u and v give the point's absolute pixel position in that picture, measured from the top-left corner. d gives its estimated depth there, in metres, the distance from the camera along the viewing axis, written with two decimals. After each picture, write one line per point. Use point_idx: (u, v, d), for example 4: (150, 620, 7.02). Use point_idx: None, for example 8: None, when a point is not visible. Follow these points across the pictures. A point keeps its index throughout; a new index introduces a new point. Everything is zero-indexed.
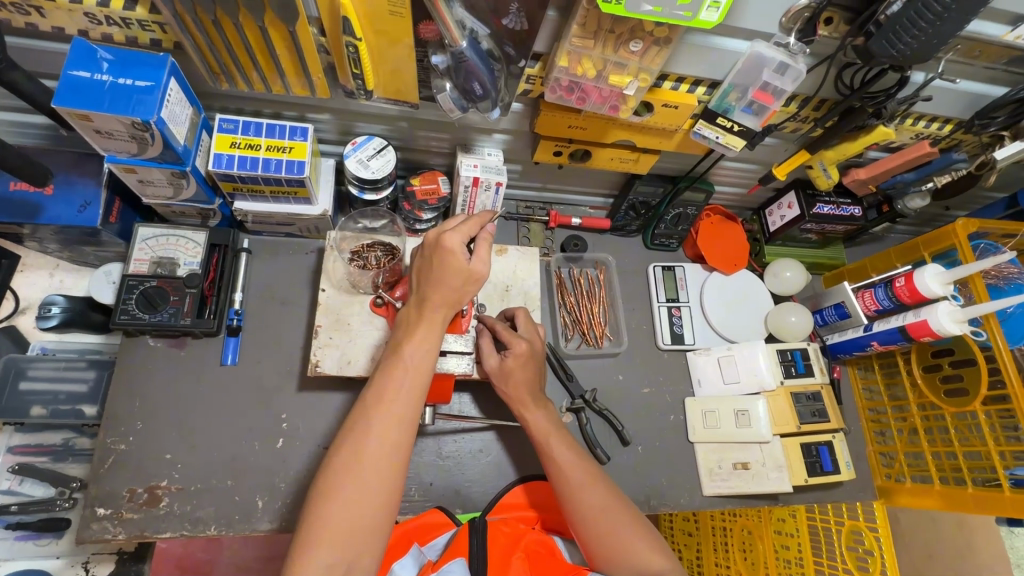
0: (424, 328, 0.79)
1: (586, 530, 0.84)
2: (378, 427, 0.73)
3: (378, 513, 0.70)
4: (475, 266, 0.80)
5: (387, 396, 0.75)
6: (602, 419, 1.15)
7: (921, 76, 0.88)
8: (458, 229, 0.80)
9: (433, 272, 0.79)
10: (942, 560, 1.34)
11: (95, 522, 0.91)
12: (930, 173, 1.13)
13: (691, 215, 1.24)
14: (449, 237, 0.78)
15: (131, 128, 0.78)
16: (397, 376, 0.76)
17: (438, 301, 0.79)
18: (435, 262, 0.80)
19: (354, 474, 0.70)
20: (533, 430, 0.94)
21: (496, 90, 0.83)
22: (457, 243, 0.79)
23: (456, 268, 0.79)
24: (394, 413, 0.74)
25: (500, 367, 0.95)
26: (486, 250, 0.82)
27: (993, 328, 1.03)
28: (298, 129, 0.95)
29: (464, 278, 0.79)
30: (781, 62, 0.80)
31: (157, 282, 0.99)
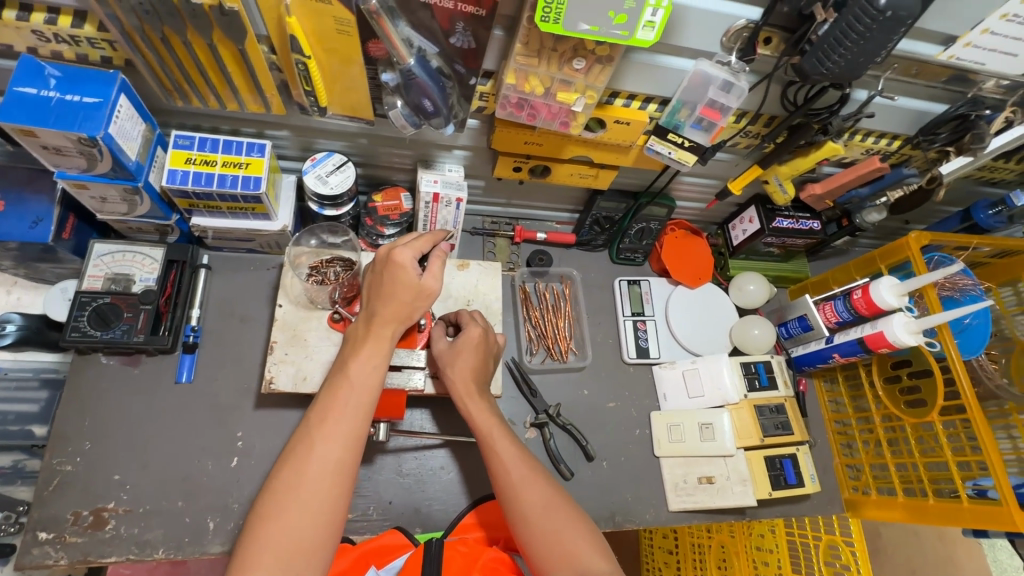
0: (375, 342, 0.79)
1: (523, 530, 0.80)
2: (321, 447, 0.72)
3: (322, 533, 0.69)
4: (429, 282, 0.81)
5: (332, 415, 0.74)
6: (566, 434, 1.14)
7: (863, 94, 0.91)
8: (410, 246, 0.81)
9: (384, 286, 0.80)
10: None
11: (37, 546, 0.88)
12: (884, 187, 1.14)
13: (653, 229, 1.26)
14: (400, 252, 0.79)
15: (78, 144, 0.78)
16: (346, 395, 0.76)
17: (389, 316, 0.80)
18: (384, 276, 0.80)
19: (297, 495, 0.69)
20: (475, 421, 0.89)
21: (447, 106, 0.85)
22: (409, 258, 0.80)
23: (409, 283, 0.79)
24: (341, 431, 0.73)
25: (449, 347, 0.93)
26: (440, 266, 0.82)
27: (946, 339, 1.04)
28: (255, 145, 0.95)
29: (414, 292, 0.80)
30: (724, 80, 0.82)
31: (111, 298, 0.98)
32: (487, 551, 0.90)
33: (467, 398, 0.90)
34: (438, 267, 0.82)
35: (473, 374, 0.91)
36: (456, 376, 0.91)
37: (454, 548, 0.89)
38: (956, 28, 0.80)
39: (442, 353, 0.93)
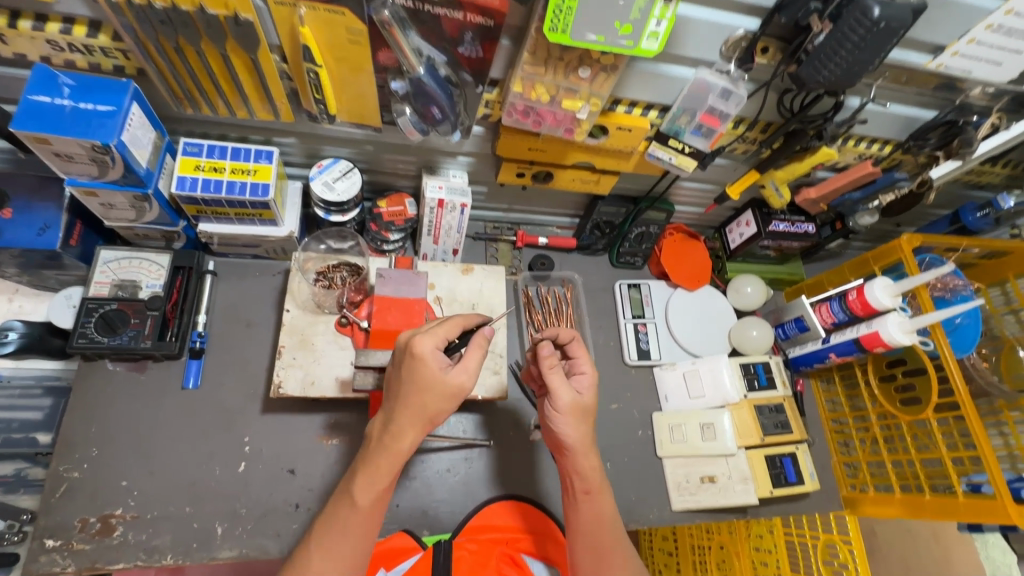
0: (404, 421, 0.75)
1: None
2: (336, 528, 0.75)
3: None
4: (461, 381, 0.76)
5: (369, 478, 0.76)
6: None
7: (856, 100, 0.94)
8: (434, 337, 0.76)
9: (405, 383, 0.75)
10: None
11: (44, 554, 0.88)
12: (876, 191, 1.18)
13: (653, 233, 1.29)
14: (420, 343, 0.74)
15: (91, 152, 0.79)
16: (376, 451, 0.77)
17: (407, 414, 0.75)
18: (406, 368, 0.75)
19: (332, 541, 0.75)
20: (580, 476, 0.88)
21: (455, 113, 0.87)
22: (429, 350, 0.74)
23: (434, 386, 0.74)
24: (374, 488, 0.76)
25: (574, 402, 0.87)
26: (473, 358, 0.77)
27: (939, 337, 1.06)
28: (263, 152, 0.96)
29: (435, 392, 0.74)
30: (724, 88, 0.85)
31: (117, 304, 0.98)
32: (496, 549, 0.97)
33: (585, 458, 0.87)
34: (475, 361, 0.77)
35: (589, 437, 0.88)
36: (575, 435, 0.87)
37: (463, 548, 0.97)
38: (944, 37, 0.83)
39: (569, 410, 0.87)
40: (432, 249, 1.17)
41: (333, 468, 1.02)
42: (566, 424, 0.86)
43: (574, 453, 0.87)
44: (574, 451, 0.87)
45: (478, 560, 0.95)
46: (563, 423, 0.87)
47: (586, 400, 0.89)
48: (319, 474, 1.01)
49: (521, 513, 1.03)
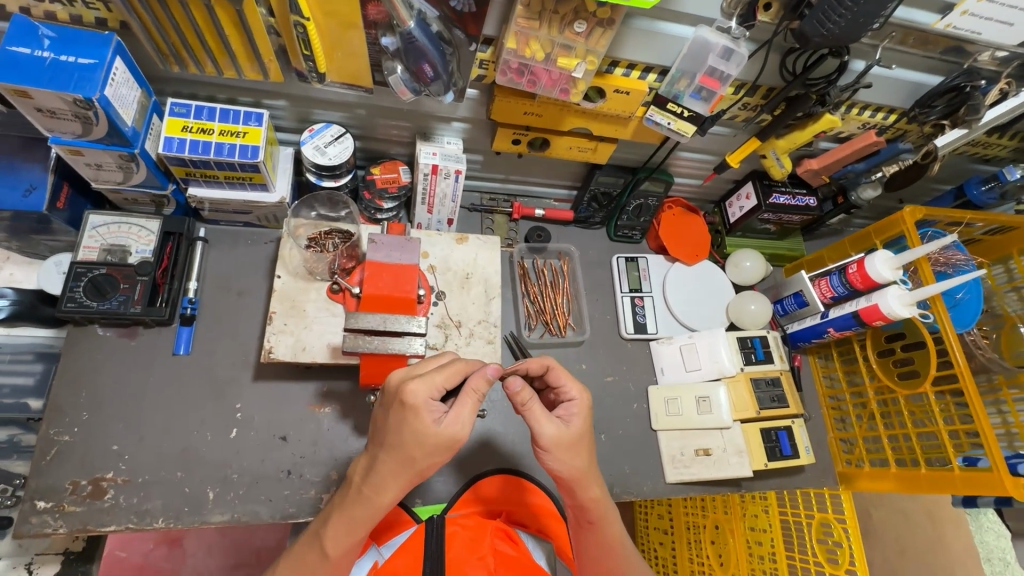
0: (387, 470, 0.74)
1: None
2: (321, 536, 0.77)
3: None
4: (453, 434, 0.74)
5: (347, 525, 0.76)
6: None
7: (861, 64, 0.92)
8: (430, 387, 0.74)
9: (394, 433, 0.74)
10: (914, 556, 1.37)
11: (35, 515, 0.88)
12: (879, 162, 1.16)
13: (651, 205, 1.26)
14: (412, 391, 0.73)
15: (74, 106, 0.77)
16: (352, 502, 0.76)
17: (393, 458, 0.74)
18: (398, 413, 0.74)
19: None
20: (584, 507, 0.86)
21: (448, 73, 0.84)
22: (422, 399, 0.73)
23: (425, 442, 0.73)
24: (352, 536, 0.76)
25: (558, 436, 0.82)
26: (467, 411, 0.75)
27: (940, 311, 1.05)
28: (253, 114, 0.94)
29: (426, 439, 0.73)
30: (725, 47, 0.82)
31: (106, 269, 0.97)
32: (489, 525, 0.95)
33: (587, 488, 0.85)
34: (470, 414, 0.75)
35: (589, 469, 0.85)
36: (571, 470, 0.84)
37: (456, 524, 0.91)
38: None
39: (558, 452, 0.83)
40: (426, 219, 1.15)
41: (325, 435, 1.01)
42: (563, 461, 0.83)
43: (578, 490, 0.85)
44: (573, 485, 0.85)
45: (473, 536, 0.91)
46: (555, 462, 0.83)
47: (575, 428, 0.84)
48: (311, 441, 1.00)
49: (516, 489, 1.06)
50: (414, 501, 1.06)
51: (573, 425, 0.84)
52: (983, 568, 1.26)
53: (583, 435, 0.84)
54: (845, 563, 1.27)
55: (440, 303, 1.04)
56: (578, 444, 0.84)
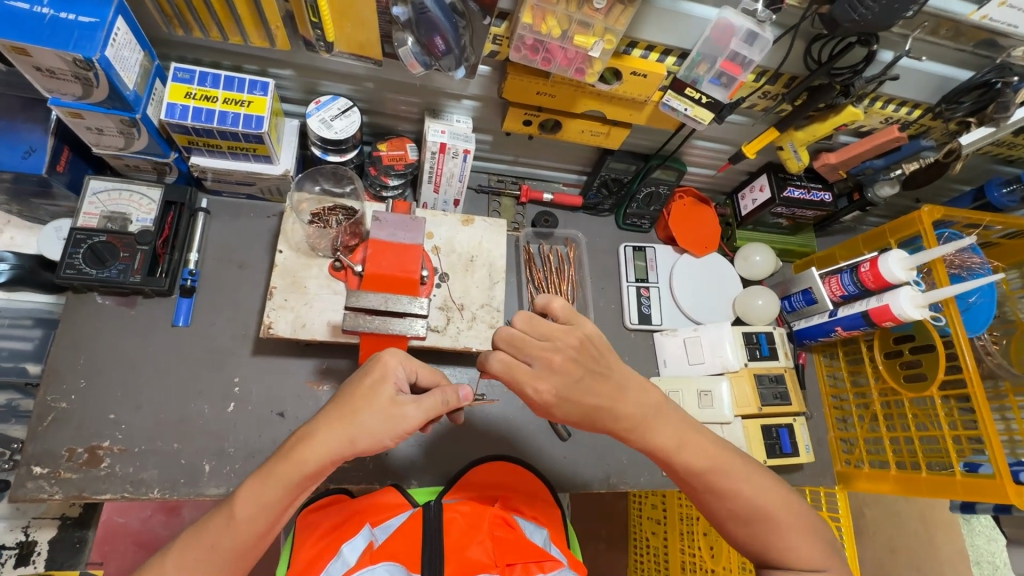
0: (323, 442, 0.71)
1: (759, 531, 0.79)
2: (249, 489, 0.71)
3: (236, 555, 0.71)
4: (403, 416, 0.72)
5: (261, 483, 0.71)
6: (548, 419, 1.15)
7: (889, 55, 0.88)
8: (408, 367, 0.77)
9: (354, 398, 0.73)
10: (905, 555, 1.36)
11: (31, 480, 0.88)
12: (898, 160, 1.12)
13: (663, 194, 1.24)
14: (389, 352, 0.75)
15: (74, 67, 0.75)
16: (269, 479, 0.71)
17: (332, 406, 0.74)
18: (365, 369, 0.75)
19: (208, 546, 0.70)
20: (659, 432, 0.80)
21: (460, 47, 0.81)
22: (393, 364, 0.75)
23: (382, 411, 0.71)
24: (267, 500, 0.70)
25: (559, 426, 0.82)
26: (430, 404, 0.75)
27: (953, 314, 1.03)
28: (258, 83, 0.92)
29: (372, 396, 0.72)
30: (749, 30, 0.79)
31: (106, 236, 0.95)
32: (488, 510, 0.95)
33: (682, 457, 0.80)
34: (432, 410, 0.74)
35: (677, 440, 0.81)
36: (661, 442, 0.80)
37: (455, 511, 0.93)
38: None
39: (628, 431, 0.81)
40: (432, 198, 1.13)
41: None
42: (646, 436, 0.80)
43: (681, 467, 0.81)
44: (667, 457, 0.81)
45: (471, 523, 0.91)
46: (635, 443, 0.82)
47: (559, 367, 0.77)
48: (308, 418, 1.00)
49: (509, 476, 1.06)
50: (410, 482, 1.06)
51: (634, 397, 0.80)
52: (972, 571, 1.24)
53: (652, 410, 0.80)
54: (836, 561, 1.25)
55: (444, 285, 1.03)
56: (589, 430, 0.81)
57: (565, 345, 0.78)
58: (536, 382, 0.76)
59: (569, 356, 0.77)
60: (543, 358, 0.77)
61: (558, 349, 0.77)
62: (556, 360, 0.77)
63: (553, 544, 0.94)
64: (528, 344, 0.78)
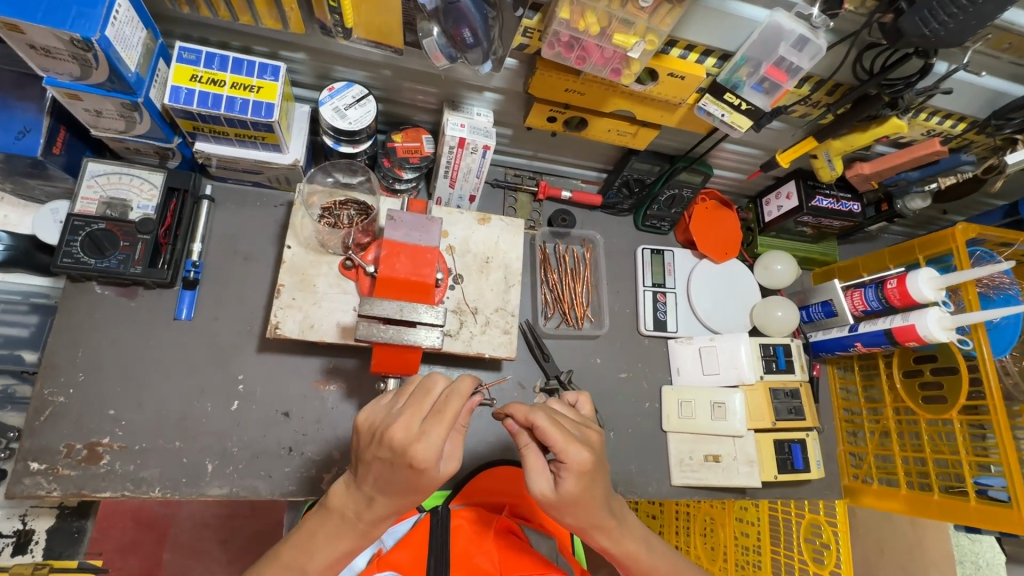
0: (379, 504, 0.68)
1: None
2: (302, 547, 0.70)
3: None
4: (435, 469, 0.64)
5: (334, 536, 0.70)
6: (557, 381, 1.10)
7: (944, 67, 0.83)
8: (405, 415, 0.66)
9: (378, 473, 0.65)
10: (891, 556, 1.32)
11: (28, 476, 0.85)
12: (935, 173, 1.07)
13: (685, 197, 1.19)
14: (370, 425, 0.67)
15: (71, 46, 0.69)
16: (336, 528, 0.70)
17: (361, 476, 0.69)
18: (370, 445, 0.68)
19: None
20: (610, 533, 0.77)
21: (489, 40, 0.75)
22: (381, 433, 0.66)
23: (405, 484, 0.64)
24: (338, 545, 0.70)
25: (559, 497, 0.71)
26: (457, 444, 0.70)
27: (980, 338, 1.00)
28: (269, 67, 0.86)
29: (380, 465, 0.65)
30: (801, 36, 0.74)
31: (105, 224, 0.90)
32: (495, 518, 0.93)
33: (651, 561, 0.81)
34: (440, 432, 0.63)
35: (643, 544, 0.81)
36: (631, 547, 0.79)
37: (462, 517, 0.92)
38: None
39: (606, 529, 0.76)
40: (447, 193, 1.08)
41: (329, 413, 0.98)
42: (618, 540, 0.78)
43: (647, 569, 0.81)
44: (636, 560, 0.80)
45: (477, 529, 0.90)
46: (612, 541, 0.77)
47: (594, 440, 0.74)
48: (314, 419, 0.97)
49: (516, 481, 1.04)
50: None
51: (618, 504, 0.80)
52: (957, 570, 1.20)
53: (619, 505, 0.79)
54: (830, 564, 1.26)
55: (457, 287, 0.99)
56: (582, 508, 0.72)
57: (595, 429, 0.79)
58: (574, 444, 0.69)
59: (601, 441, 0.76)
60: (583, 434, 0.74)
61: (594, 429, 0.78)
62: (592, 437, 0.74)
63: (559, 555, 0.93)
64: (573, 418, 0.77)
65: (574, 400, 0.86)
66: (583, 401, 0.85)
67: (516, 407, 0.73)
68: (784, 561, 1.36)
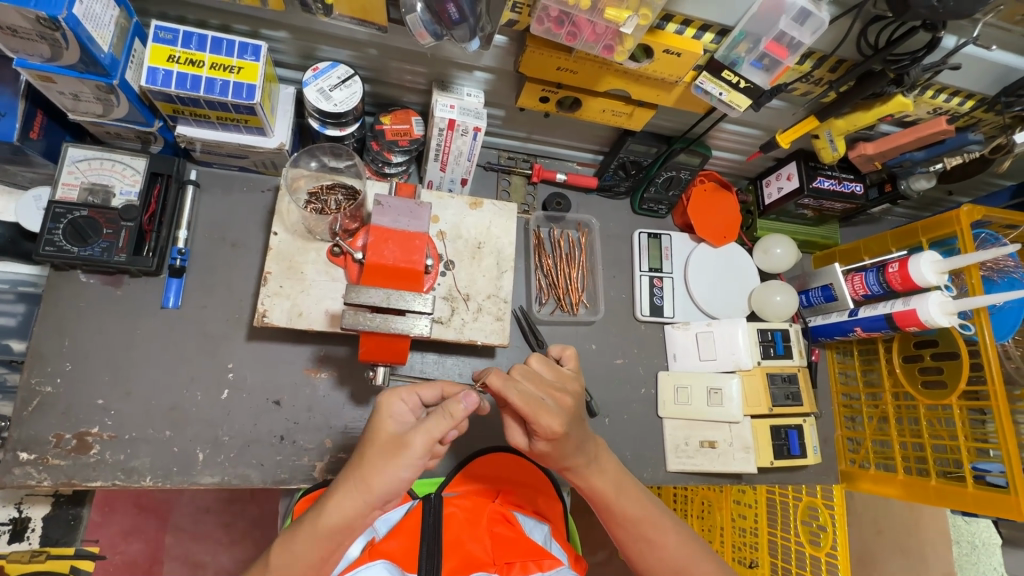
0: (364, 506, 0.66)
1: None
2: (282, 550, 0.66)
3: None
4: (420, 454, 0.66)
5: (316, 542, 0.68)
6: (523, 331, 1.11)
7: (953, 41, 0.79)
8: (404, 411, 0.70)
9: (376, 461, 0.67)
10: (891, 536, 1.31)
11: (18, 467, 0.85)
12: (941, 153, 1.04)
13: (683, 178, 1.16)
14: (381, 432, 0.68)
15: (38, 26, 0.66)
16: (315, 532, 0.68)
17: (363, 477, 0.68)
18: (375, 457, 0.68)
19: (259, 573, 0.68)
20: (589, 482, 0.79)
21: (475, 15, 0.72)
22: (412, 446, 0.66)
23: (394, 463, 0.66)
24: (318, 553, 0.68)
25: (532, 450, 0.76)
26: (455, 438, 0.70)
27: (982, 322, 0.98)
28: (249, 46, 0.82)
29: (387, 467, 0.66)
30: (802, 9, 0.71)
31: (87, 211, 0.88)
32: (488, 506, 0.93)
33: (618, 502, 0.80)
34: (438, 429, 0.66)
35: (614, 485, 0.81)
36: (600, 487, 0.80)
37: (454, 505, 0.90)
38: None
39: (575, 469, 0.78)
40: (438, 177, 1.05)
41: (320, 402, 0.97)
42: (587, 480, 0.79)
43: (618, 513, 0.80)
44: (606, 503, 0.80)
45: (470, 518, 0.89)
46: (581, 479, 0.80)
47: (569, 403, 0.72)
48: (305, 407, 0.96)
49: (510, 468, 1.03)
50: None
51: (594, 445, 0.80)
52: (953, 551, 1.19)
53: (591, 455, 0.79)
54: (826, 546, 1.26)
55: (449, 273, 0.97)
56: (555, 457, 0.75)
57: (572, 390, 0.77)
58: (545, 413, 0.68)
59: (576, 404, 0.74)
60: (556, 399, 0.71)
61: (570, 389, 0.76)
62: (568, 401, 0.72)
63: (554, 541, 0.93)
64: (548, 380, 0.74)
65: (560, 354, 0.86)
66: (569, 353, 0.86)
67: (491, 377, 0.68)
68: (780, 542, 1.37)
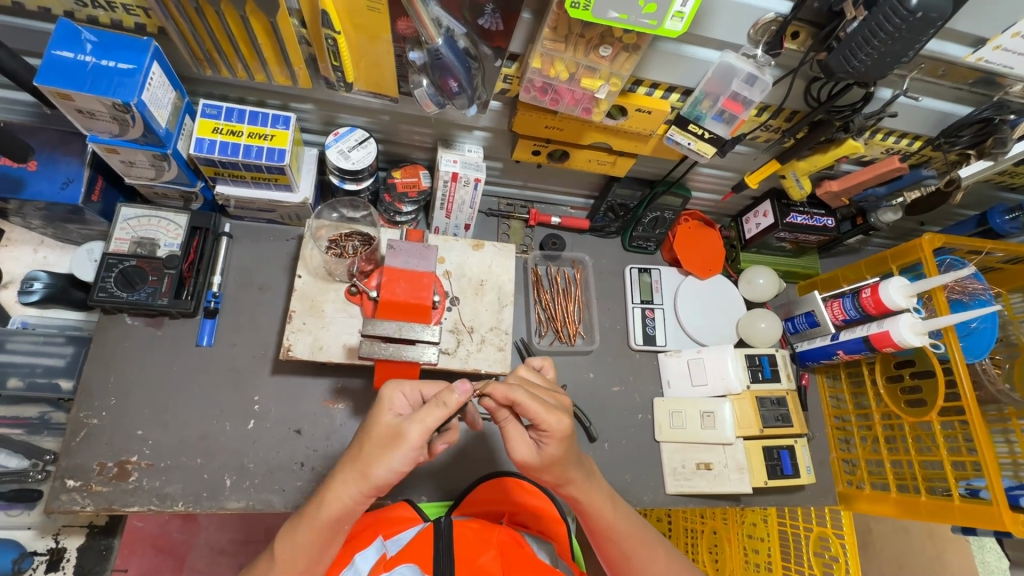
0: (374, 512, 0.72)
1: None
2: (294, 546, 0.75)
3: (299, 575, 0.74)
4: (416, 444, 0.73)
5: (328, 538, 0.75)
6: (517, 353, 1.21)
7: (888, 93, 0.91)
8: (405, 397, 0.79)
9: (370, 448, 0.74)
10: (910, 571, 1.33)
11: (65, 493, 0.93)
12: (901, 188, 1.13)
13: (668, 218, 1.27)
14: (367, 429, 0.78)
15: (112, 109, 0.81)
16: (329, 537, 0.75)
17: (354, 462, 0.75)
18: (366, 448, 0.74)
19: None
20: (589, 495, 0.84)
21: (472, 87, 0.85)
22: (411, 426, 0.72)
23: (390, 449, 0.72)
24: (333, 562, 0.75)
25: (541, 460, 0.79)
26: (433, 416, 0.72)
27: (951, 341, 1.04)
28: (280, 118, 0.96)
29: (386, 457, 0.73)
30: (749, 73, 0.82)
31: (136, 261, 1.00)
32: (496, 529, 0.94)
33: (611, 518, 0.86)
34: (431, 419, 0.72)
35: (609, 499, 0.87)
36: (595, 497, 0.85)
37: (465, 526, 0.92)
38: (987, 30, 0.79)
39: (575, 482, 0.83)
40: (444, 223, 1.17)
41: (337, 430, 1.05)
42: (588, 490, 0.84)
43: (611, 527, 0.86)
44: (601, 512, 0.85)
45: (480, 537, 0.91)
46: (581, 494, 0.84)
47: (566, 402, 0.81)
48: (325, 436, 1.04)
49: (513, 490, 1.08)
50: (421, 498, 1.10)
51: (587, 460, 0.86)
52: None
53: (587, 470, 0.85)
54: None
55: (454, 308, 1.07)
56: (560, 468, 0.80)
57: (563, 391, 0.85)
58: (553, 413, 0.75)
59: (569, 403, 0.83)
60: (557, 399, 0.80)
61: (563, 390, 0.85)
62: (565, 400, 0.81)
63: (559, 559, 0.96)
64: (543, 385, 0.83)
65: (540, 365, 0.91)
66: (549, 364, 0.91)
67: (495, 386, 0.75)
68: None
